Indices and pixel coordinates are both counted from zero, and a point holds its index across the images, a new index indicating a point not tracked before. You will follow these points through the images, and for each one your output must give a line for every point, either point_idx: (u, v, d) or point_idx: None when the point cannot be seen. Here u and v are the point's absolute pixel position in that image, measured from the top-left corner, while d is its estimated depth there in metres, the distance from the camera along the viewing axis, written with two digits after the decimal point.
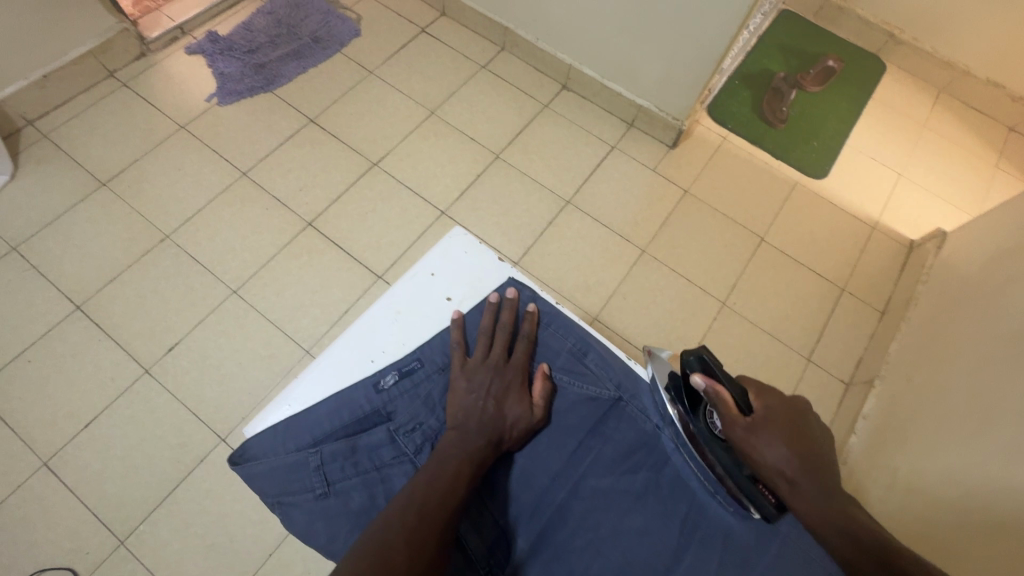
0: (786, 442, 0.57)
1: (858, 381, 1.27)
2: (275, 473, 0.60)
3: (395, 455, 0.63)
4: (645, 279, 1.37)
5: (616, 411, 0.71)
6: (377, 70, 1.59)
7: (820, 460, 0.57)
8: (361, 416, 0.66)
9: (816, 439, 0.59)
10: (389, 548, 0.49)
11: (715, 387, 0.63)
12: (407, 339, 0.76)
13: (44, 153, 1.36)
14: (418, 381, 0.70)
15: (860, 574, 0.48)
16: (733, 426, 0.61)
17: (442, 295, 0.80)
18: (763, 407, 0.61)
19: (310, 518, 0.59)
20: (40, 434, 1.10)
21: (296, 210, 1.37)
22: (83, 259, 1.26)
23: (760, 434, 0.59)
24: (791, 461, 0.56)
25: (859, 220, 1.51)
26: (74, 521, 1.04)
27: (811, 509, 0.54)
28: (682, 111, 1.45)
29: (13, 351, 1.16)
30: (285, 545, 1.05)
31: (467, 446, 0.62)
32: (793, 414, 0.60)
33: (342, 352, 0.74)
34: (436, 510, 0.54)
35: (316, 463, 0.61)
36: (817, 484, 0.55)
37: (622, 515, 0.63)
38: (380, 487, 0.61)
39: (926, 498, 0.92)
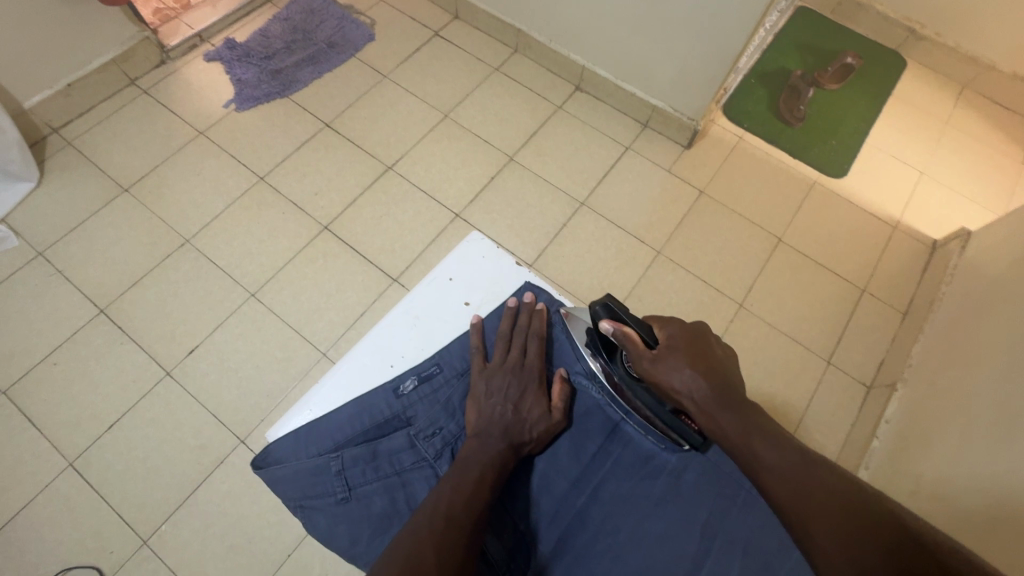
0: (688, 364, 0.63)
1: (880, 384, 1.25)
2: (300, 477, 0.65)
3: (416, 460, 0.67)
4: (660, 281, 1.36)
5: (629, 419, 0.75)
6: (391, 74, 1.60)
7: (725, 378, 0.63)
8: (382, 420, 0.70)
9: (720, 360, 0.65)
10: (421, 556, 0.50)
11: (621, 328, 0.69)
12: (425, 343, 0.85)
13: (69, 160, 1.40)
14: (438, 385, 0.75)
15: (778, 473, 0.52)
16: (642, 363, 0.67)
17: (460, 300, 0.90)
18: (666, 338, 0.67)
19: (332, 522, 0.63)
20: (66, 435, 1.12)
21: (313, 214, 1.38)
22: (107, 263, 1.29)
23: (665, 362, 0.65)
24: (697, 381, 0.62)
25: (879, 219, 1.48)
26: (98, 520, 1.06)
27: (723, 422, 0.59)
28: (696, 110, 1.44)
29: (39, 354, 1.19)
30: (302, 546, 1.06)
31: (489, 450, 0.65)
32: (694, 340, 0.66)
33: (365, 356, 0.83)
34: (463, 519, 0.55)
35: (337, 468, 0.65)
36: (723, 398, 0.60)
37: (643, 518, 0.65)
38: (400, 492, 0.66)
39: (952, 504, 0.90)
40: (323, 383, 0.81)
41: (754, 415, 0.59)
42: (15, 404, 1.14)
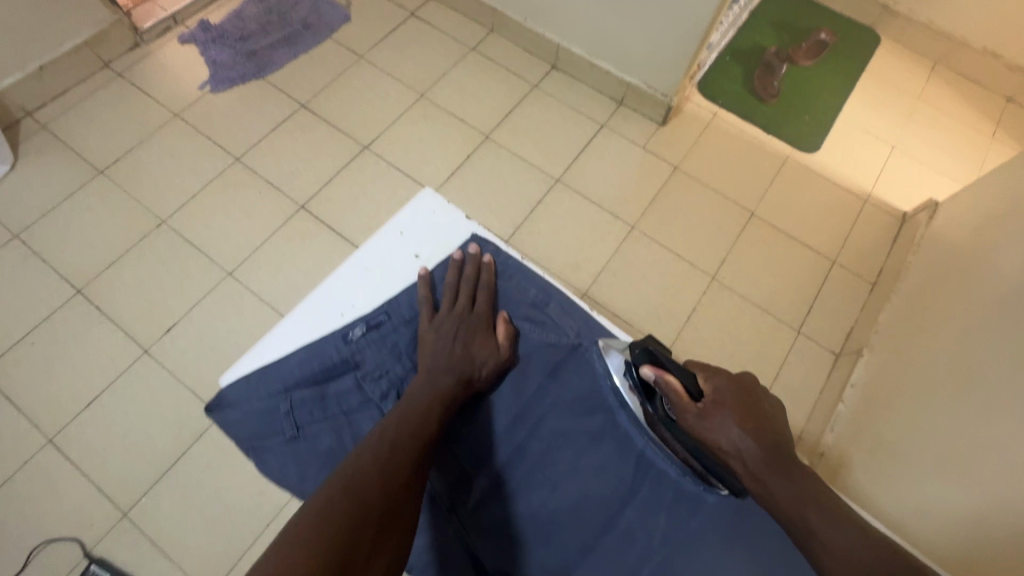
0: (736, 422, 0.60)
1: (848, 351, 1.28)
2: (255, 418, 0.68)
3: (362, 400, 0.69)
4: (634, 255, 1.38)
5: (577, 356, 0.75)
6: (367, 55, 1.60)
7: (776, 439, 0.60)
8: (329, 366, 0.69)
9: (770, 419, 0.62)
10: (366, 487, 0.51)
11: (665, 377, 0.65)
12: (378, 295, 0.77)
13: (44, 143, 1.40)
14: (386, 331, 0.72)
15: (839, 554, 0.48)
16: (686, 416, 0.63)
17: (409, 253, 0.80)
18: (711, 390, 0.64)
19: (282, 459, 0.67)
20: (46, 413, 1.14)
21: (290, 194, 1.39)
22: (83, 245, 1.30)
23: (713, 419, 0.62)
24: (747, 441, 0.59)
25: (850, 192, 1.50)
26: (79, 494, 1.08)
27: (772, 487, 0.56)
28: (670, 87, 1.45)
29: (18, 334, 1.20)
30: (281, 516, 1.07)
31: (434, 386, 0.66)
32: (741, 394, 0.63)
33: (314, 304, 0.75)
34: (408, 453, 0.57)
35: (286, 409, 0.68)
36: (774, 460, 0.57)
37: (580, 452, 0.69)
38: (347, 429, 0.67)
39: (910, 460, 0.93)
40: (277, 333, 0.73)
41: (807, 480, 0.55)
42: None
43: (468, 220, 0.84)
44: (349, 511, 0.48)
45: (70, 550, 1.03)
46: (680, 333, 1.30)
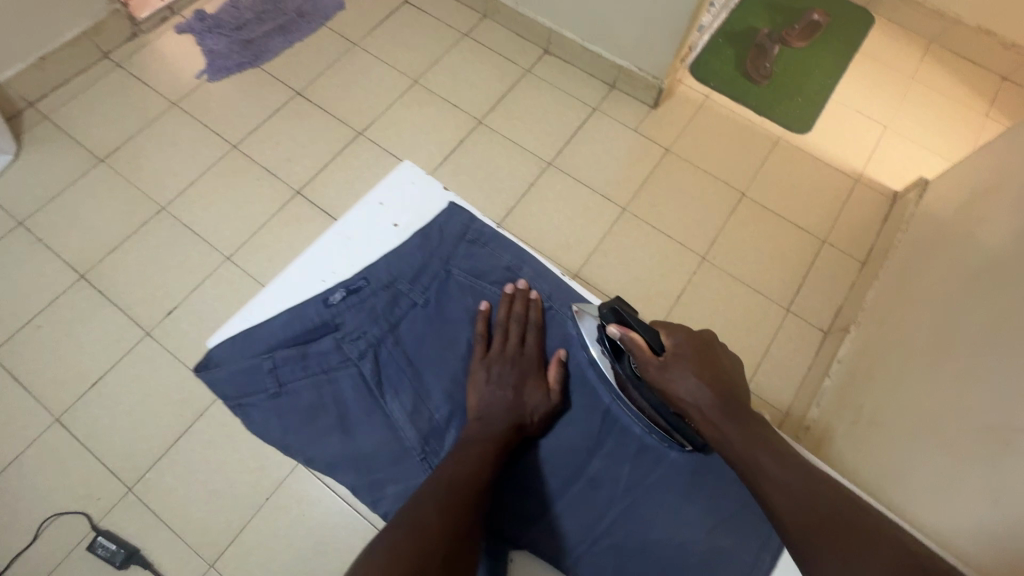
0: (695, 373, 0.64)
1: (836, 328, 1.29)
2: (233, 377, 0.66)
3: (341, 359, 0.69)
4: (626, 237, 1.40)
5: (548, 318, 0.77)
6: (361, 42, 1.62)
7: (732, 389, 0.64)
8: (311, 327, 0.69)
9: (725, 370, 0.66)
10: (425, 521, 0.53)
11: (631, 335, 0.67)
12: (356, 261, 0.77)
13: (46, 133, 1.43)
14: (365, 296, 0.71)
15: (785, 487, 0.56)
16: (649, 370, 0.66)
17: (388, 221, 0.79)
18: (673, 346, 0.66)
19: (266, 416, 0.67)
20: (53, 393, 1.18)
21: (286, 180, 1.42)
22: (86, 231, 1.33)
23: (673, 371, 0.64)
24: (706, 392, 0.63)
25: (842, 172, 1.51)
26: (86, 470, 1.12)
27: (727, 432, 0.61)
28: (660, 69, 1.46)
29: (24, 318, 1.24)
30: (280, 490, 1.11)
31: (492, 430, 0.66)
32: (699, 349, 0.66)
33: (297, 271, 0.75)
34: (463, 489, 0.58)
35: (269, 367, 0.66)
36: (728, 409, 0.62)
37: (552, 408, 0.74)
38: (328, 387, 0.68)
39: (886, 426, 0.95)
40: (258, 301, 0.73)
41: (753, 424, 0.62)
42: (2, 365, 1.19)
43: (446, 190, 0.83)
44: (413, 554, 0.50)
45: (77, 523, 1.08)
46: (669, 312, 1.32)
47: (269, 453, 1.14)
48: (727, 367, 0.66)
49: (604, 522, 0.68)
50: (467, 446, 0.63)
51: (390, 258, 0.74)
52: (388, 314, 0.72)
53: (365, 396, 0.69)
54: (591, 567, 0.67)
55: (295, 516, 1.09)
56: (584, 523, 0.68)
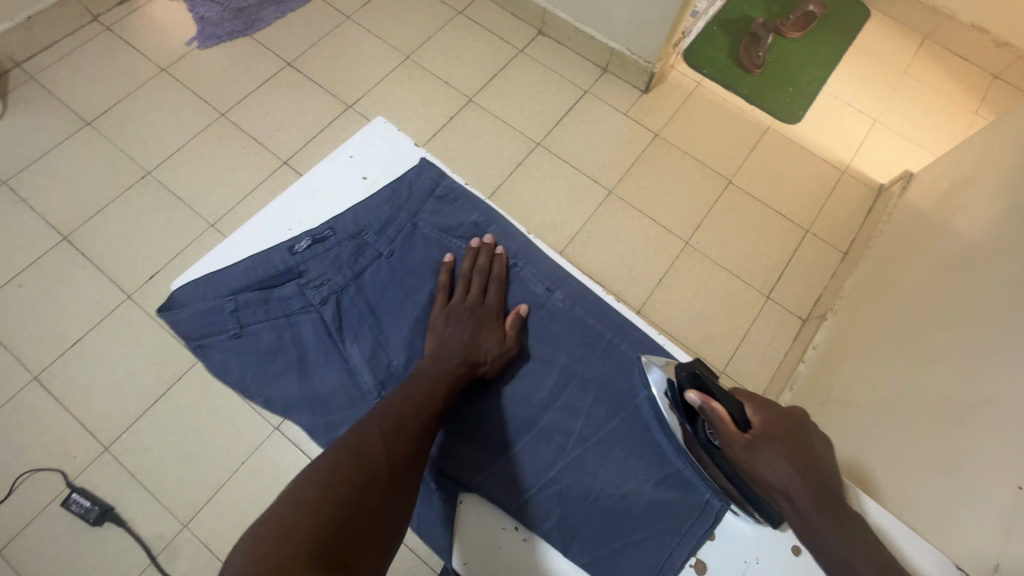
0: (788, 459, 0.52)
1: (815, 315, 1.31)
2: (196, 318, 0.62)
3: (303, 304, 0.64)
4: (611, 218, 1.40)
5: (509, 275, 0.71)
6: (354, 15, 1.61)
7: (831, 482, 0.53)
8: (275, 273, 0.64)
9: (820, 458, 0.55)
10: (368, 447, 0.50)
11: (711, 404, 0.56)
12: (323, 211, 0.69)
13: (32, 94, 1.42)
14: (331, 245, 0.66)
15: None
16: (731, 447, 0.55)
17: (357, 174, 0.71)
18: (761, 421, 0.55)
19: (225, 356, 0.62)
20: (32, 351, 1.18)
21: (273, 150, 1.41)
22: (70, 193, 1.33)
23: (760, 450, 0.53)
24: (799, 481, 0.52)
25: (829, 163, 1.51)
26: (63, 428, 1.12)
27: (818, 530, 0.50)
28: (653, 53, 1.46)
29: (5, 276, 1.24)
30: (255, 454, 1.12)
31: (444, 368, 0.61)
32: (794, 429, 0.55)
33: (265, 220, 0.68)
34: (410, 423, 0.55)
35: (231, 308, 0.62)
36: (826, 506, 0.51)
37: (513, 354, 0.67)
38: (288, 331, 0.64)
39: (854, 407, 0.97)
40: (227, 243, 0.68)
41: (857, 532, 0.50)
42: None
43: (418, 146, 0.74)
44: (355, 478, 0.47)
45: (53, 480, 1.08)
46: (651, 294, 1.33)
47: (246, 418, 1.15)
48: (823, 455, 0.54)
49: (552, 469, 0.62)
50: (419, 379, 0.59)
51: (354, 207, 0.68)
52: (353, 262, 0.66)
53: (326, 344, 0.64)
54: (537, 514, 0.59)
55: (269, 480, 1.10)
56: (534, 469, 0.61)
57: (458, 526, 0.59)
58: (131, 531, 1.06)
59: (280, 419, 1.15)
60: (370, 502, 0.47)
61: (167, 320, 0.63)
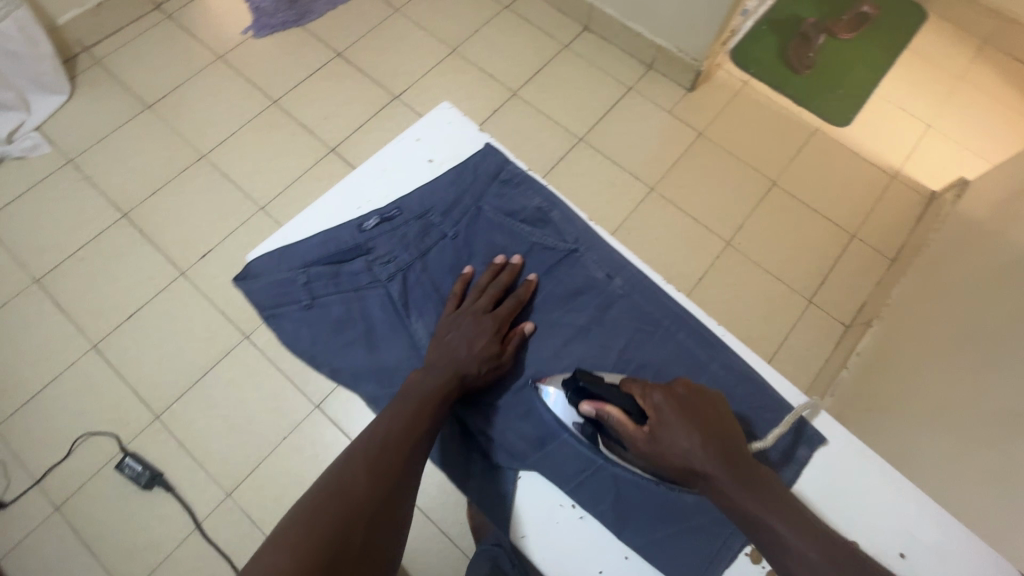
0: (690, 437, 0.51)
1: (858, 322, 1.28)
2: (269, 287, 0.63)
3: (371, 280, 0.64)
4: (650, 217, 1.40)
5: (569, 262, 0.66)
6: (403, 8, 1.63)
7: (733, 441, 0.52)
8: (344, 249, 0.64)
9: (716, 418, 0.54)
10: (350, 476, 0.50)
11: (604, 409, 0.55)
12: (392, 192, 0.69)
13: (98, 77, 1.49)
14: (399, 225, 0.66)
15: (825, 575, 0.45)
16: (637, 444, 0.54)
17: (424, 157, 0.71)
18: (653, 408, 0.53)
19: (297, 326, 0.64)
20: (91, 321, 1.24)
21: (321, 137, 1.45)
22: (130, 172, 1.39)
23: (663, 439, 0.52)
24: (705, 456, 0.51)
25: (878, 168, 1.48)
26: (118, 395, 1.18)
27: (735, 500, 0.49)
28: (700, 51, 1.44)
29: (69, 249, 1.30)
30: (296, 430, 1.16)
31: (430, 384, 0.58)
32: (684, 406, 0.53)
33: (335, 197, 0.68)
34: (397, 445, 0.53)
35: (303, 281, 0.63)
36: (735, 471, 0.50)
37: (567, 340, 0.63)
38: (357, 305, 0.64)
39: (901, 415, 0.95)
40: (299, 217, 0.69)
41: (766, 484, 0.51)
42: (46, 292, 1.26)
43: (483, 130, 0.73)
44: (334, 517, 0.46)
45: (107, 444, 1.14)
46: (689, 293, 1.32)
47: (288, 395, 1.18)
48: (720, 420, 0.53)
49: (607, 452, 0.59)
50: (405, 399, 0.57)
51: (422, 188, 0.68)
52: (418, 242, 0.66)
53: (393, 320, 0.64)
54: (591, 495, 0.58)
55: (309, 456, 1.14)
56: (587, 454, 0.59)
57: (513, 502, 0.58)
58: (178, 497, 1.11)
59: (321, 399, 1.18)
60: (352, 538, 0.46)
61: (241, 290, 0.64)
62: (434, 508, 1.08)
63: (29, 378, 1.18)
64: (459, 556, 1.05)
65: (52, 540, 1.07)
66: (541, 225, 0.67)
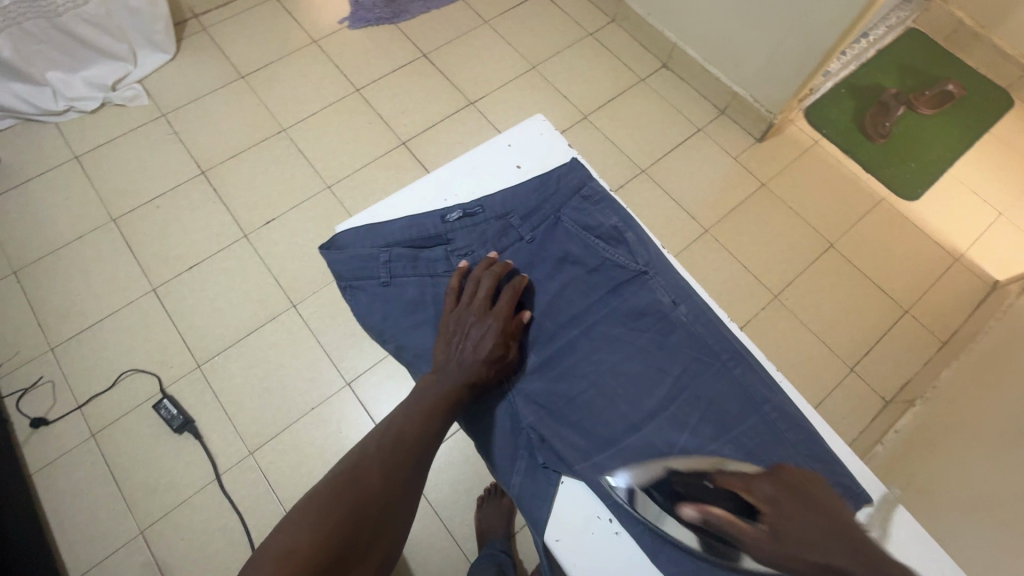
0: (810, 522, 0.45)
1: (899, 401, 1.25)
2: (351, 260, 0.66)
3: (447, 269, 0.67)
4: (701, 257, 1.40)
5: (638, 282, 0.67)
6: (491, 20, 1.70)
7: (858, 527, 0.46)
8: (426, 236, 0.68)
9: (833, 506, 0.47)
10: (369, 465, 0.52)
11: (706, 514, 0.48)
12: (478, 193, 0.73)
13: (201, 43, 1.59)
14: (480, 221, 0.69)
15: None
16: (757, 546, 0.46)
17: (511, 164, 0.74)
18: (762, 500, 0.48)
19: (371, 301, 0.66)
20: (155, 266, 1.31)
21: (395, 130, 1.51)
22: (215, 134, 1.47)
23: (784, 532, 0.45)
24: (835, 545, 0.43)
25: (941, 248, 1.45)
26: (167, 339, 1.24)
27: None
28: (776, 103, 1.45)
29: (147, 196, 1.38)
30: (326, 404, 1.19)
31: (445, 387, 0.59)
32: (791, 494, 0.48)
33: (423, 189, 0.72)
34: (412, 437, 0.56)
35: (385, 259, 0.66)
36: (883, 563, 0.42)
37: (624, 358, 0.65)
38: (431, 290, 0.67)
39: (941, 502, 0.92)
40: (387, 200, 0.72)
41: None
42: (119, 231, 1.34)
43: (570, 147, 0.76)
44: (343, 515, 0.48)
45: (149, 383, 1.19)
46: None
47: (324, 368, 1.23)
48: (836, 506, 0.47)
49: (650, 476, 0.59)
50: (422, 396, 0.58)
51: (506, 190, 0.70)
52: (496, 241, 0.69)
53: None
54: (630, 514, 0.58)
55: (333, 430, 1.17)
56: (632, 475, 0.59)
57: (551, 503, 0.60)
58: (205, 446, 1.15)
59: (353, 377, 1.22)
60: (366, 525, 0.49)
61: (325, 257, 0.67)
62: (444, 504, 1.10)
63: (90, 310, 1.25)
64: (460, 557, 1.06)
65: (84, 464, 1.12)
66: (615, 244, 0.69)
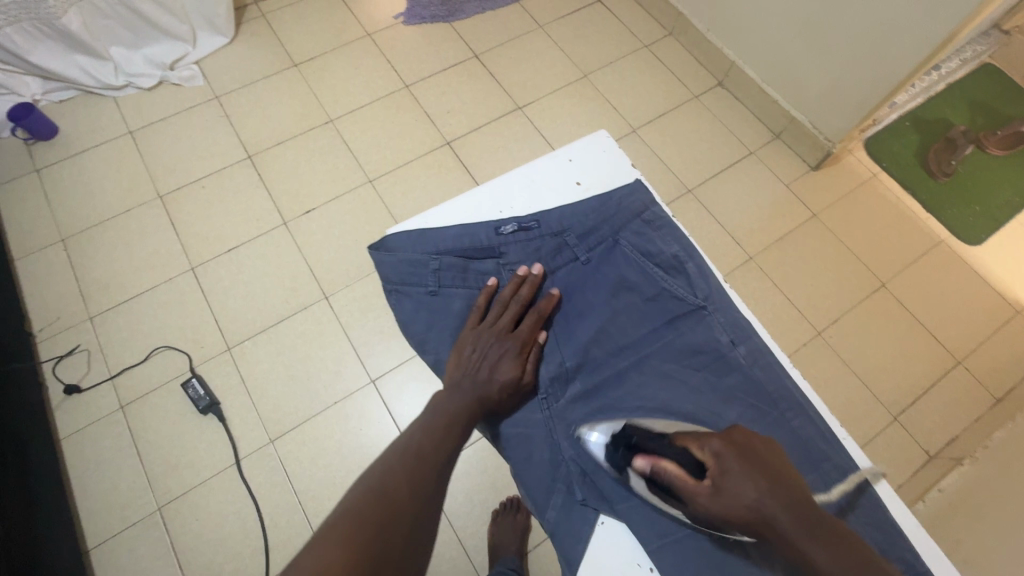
0: (755, 481, 0.44)
1: (944, 456, 1.18)
2: (400, 265, 0.65)
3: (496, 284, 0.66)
4: (744, 285, 1.35)
5: (695, 317, 0.65)
6: (546, 25, 1.68)
7: (800, 484, 0.45)
8: (478, 246, 0.67)
9: (782, 464, 0.46)
10: (392, 475, 0.46)
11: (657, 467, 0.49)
12: (534, 206, 0.71)
13: (259, 29, 1.61)
14: (535, 237, 0.67)
15: None
16: (698, 500, 0.47)
17: (572, 180, 0.72)
18: (712, 457, 0.47)
19: (416, 307, 0.65)
20: (196, 245, 1.32)
21: (440, 129, 1.50)
22: (264, 120, 1.49)
23: (727, 488, 0.45)
24: (773, 503, 0.43)
25: (1002, 298, 1.36)
26: (200, 319, 1.25)
27: (820, 561, 0.40)
28: (837, 132, 1.39)
29: (194, 176, 1.40)
30: (348, 399, 1.19)
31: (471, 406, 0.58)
32: (742, 450, 0.46)
33: (478, 196, 0.71)
34: (433, 448, 0.51)
35: (434, 267, 0.65)
36: (816, 523, 0.42)
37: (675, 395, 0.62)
38: None
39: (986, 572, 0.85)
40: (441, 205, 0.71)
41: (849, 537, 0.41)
42: (164, 208, 1.36)
43: (634, 168, 0.74)
44: (367, 530, 0.40)
45: (179, 361, 1.21)
46: None
47: (349, 362, 1.22)
48: (783, 463, 0.46)
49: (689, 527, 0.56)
50: (438, 408, 0.56)
51: (565, 207, 0.69)
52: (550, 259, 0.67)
53: None
54: (670, 564, 0.55)
55: (354, 426, 1.16)
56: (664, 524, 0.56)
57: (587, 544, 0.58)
58: (227, 428, 1.15)
59: (378, 374, 1.21)
60: (397, 538, 0.42)
61: (373, 258, 0.66)
62: (458, 514, 1.08)
63: (130, 282, 1.28)
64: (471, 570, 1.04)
65: (110, 434, 1.14)
66: (674, 274, 0.66)
